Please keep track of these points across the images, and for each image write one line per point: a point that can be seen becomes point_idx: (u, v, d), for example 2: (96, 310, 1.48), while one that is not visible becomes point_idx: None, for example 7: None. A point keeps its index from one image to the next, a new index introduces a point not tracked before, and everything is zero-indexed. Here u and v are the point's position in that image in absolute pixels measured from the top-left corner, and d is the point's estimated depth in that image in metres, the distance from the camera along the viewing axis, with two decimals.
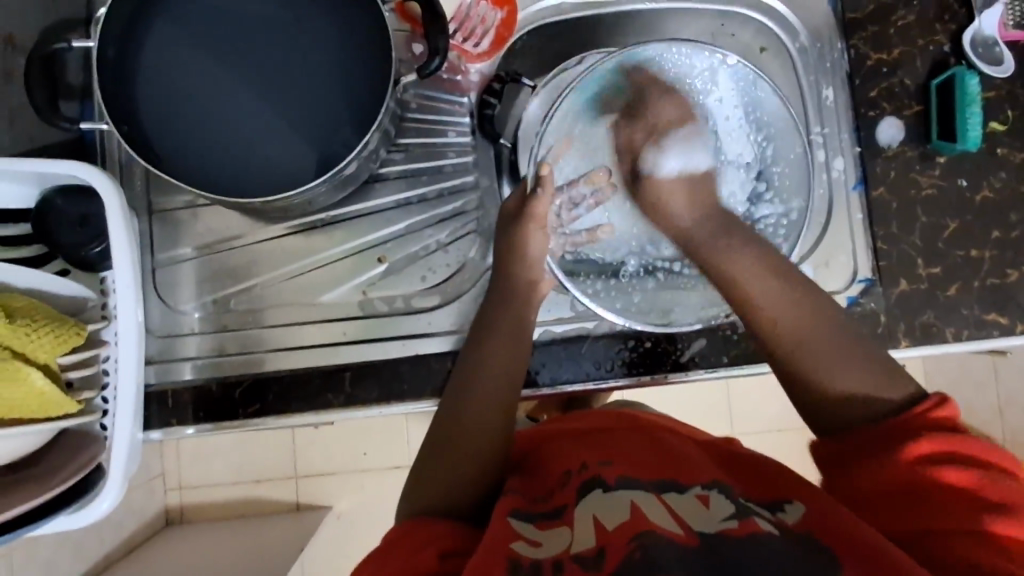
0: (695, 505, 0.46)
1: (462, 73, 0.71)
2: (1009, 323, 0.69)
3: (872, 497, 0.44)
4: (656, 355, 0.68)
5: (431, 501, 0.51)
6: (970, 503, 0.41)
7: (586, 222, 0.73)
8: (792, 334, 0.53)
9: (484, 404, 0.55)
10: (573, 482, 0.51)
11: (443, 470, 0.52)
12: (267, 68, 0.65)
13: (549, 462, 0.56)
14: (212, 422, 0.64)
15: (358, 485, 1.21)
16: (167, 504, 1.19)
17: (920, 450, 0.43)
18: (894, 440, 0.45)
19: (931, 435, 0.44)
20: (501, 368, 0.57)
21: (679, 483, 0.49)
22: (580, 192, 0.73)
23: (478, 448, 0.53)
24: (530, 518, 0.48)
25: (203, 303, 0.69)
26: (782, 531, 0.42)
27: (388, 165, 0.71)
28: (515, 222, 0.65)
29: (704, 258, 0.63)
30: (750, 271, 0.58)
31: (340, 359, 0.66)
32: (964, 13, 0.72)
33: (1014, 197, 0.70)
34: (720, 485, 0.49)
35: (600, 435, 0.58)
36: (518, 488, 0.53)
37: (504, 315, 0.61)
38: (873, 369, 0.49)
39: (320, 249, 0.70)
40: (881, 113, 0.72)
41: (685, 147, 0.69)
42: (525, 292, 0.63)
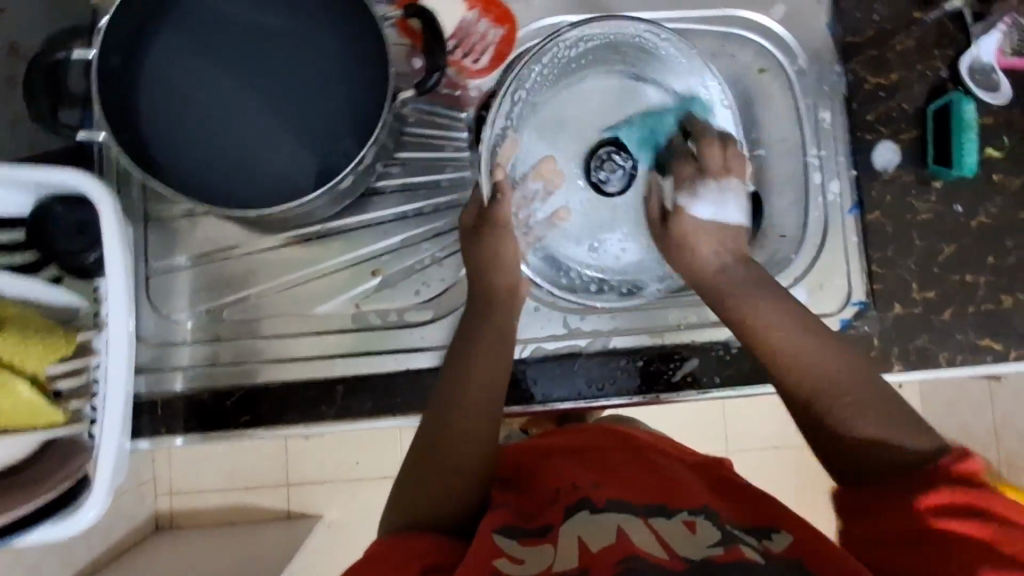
0: (680, 530, 0.45)
1: (461, 88, 0.72)
2: (1003, 349, 0.69)
3: (886, 537, 0.42)
4: (648, 375, 0.68)
5: (414, 519, 0.51)
6: (981, 554, 0.39)
7: (546, 209, 0.73)
8: (821, 383, 0.50)
9: (467, 419, 0.55)
10: (563, 500, 0.51)
11: (430, 488, 0.52)
12: (268, 80, 0.65)
13: (541, 477, 0.55)
14: (202, 433, 0.64)
15: (350, 494, 1.21)
16: (158, 509, 1.18)
17: (932, 500, 0.41)
18: (914, 484, 0.43)
19: (943, 483, 0.42)
20: (488, 388, 0.57)
21: (666, 508, 0.49)
22: (532, 188, 0.72)
23: (466, 463, 0.53)
24: (514, 534, 0.48)
25: (196, 313, 0.69)
26: (768, 560, 0.42)
27: (386, 179, 0.71)
28: (475, 236, 0.65)
29: (732, 314, 0.58)
30: (775, 327, 0.55)
31: (333, 372, 0.66)
32: (963, 39, 0.72)
33: (1010, 223, 0.71)
34: (708, 511, 0.48)
35: (592, 455, 0.57)
36: (507, 502, 0.53)
37: (494, 331, 0.61)
38: (884, 415, 0.47)
39: (316, 260, 0.70)
40: (877, 137, 0.72)
41: (714, 198, 0.65)
42: (503, 298, 0.63)
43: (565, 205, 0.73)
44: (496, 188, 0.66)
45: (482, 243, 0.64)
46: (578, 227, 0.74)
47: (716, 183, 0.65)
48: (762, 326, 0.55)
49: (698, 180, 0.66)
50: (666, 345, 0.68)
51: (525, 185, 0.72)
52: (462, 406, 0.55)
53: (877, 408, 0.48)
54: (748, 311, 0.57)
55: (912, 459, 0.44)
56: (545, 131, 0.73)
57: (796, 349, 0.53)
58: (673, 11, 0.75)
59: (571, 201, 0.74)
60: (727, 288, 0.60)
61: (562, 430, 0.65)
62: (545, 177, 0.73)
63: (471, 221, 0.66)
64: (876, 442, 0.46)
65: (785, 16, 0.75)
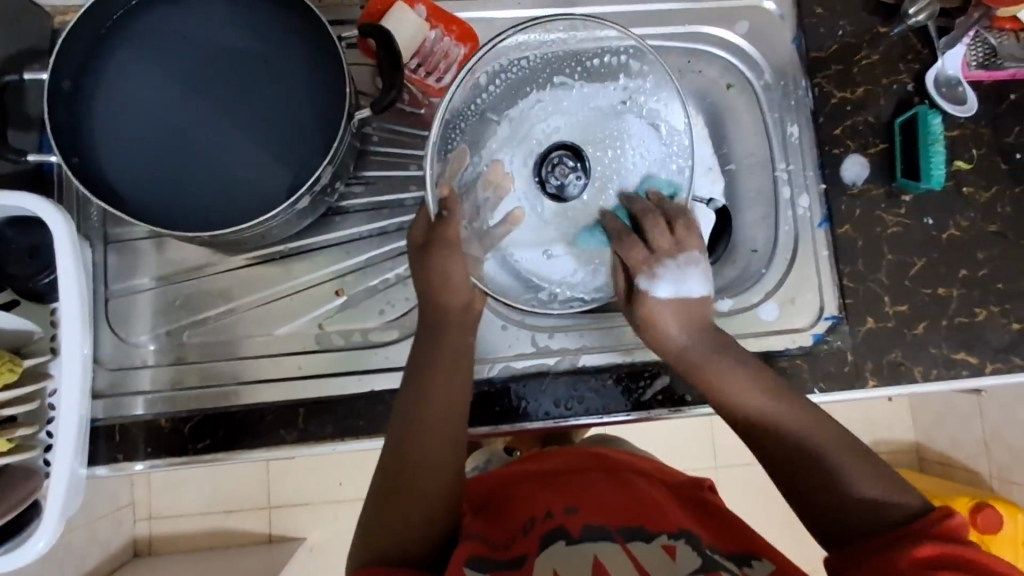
0: (660, 556, 0.50)
1: (425, 107, 0.70)
2: (978, 363, 0.68)
3: None
4: (617, 394, 0.67)
5: (380, 552, 0.51)
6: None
7: (497, 216, 0.66)
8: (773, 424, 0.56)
9: (432, 440, 0.55)
10: (537, 529, 0.54)
11: (396, 519, 0.52)
12: (227, 101, 0.65)
13: (517, 504, 0.58)
14: (160, 458, 0.63)
15: (332, 517, 1.26)
16: (137, 534, 1.23)
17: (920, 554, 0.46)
18: (898, 544, 0.48)
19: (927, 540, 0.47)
20: (445, 406, 0.56)
21: (644, 531, 0.53)
22: (481, 197, 0.65)
23: (433, 492, 0.53)
24: (490, 568, 0.51)
25: (157, 335, 0.68)
26: None
27: (350, 198, 0.70)
28: (424, 253, 0.59)
29: (699, 374, 0.60)
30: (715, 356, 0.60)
31: (295, 394, 0.64)
32: (927, 53, 0.73)
33: (981, 235, 0.70)
34: (686, 535, 0.53)
35: (562, 477, 0.61)
36: (477, 533, 0.55)
37: (446, 345, 0.59)
38: (878, 475, 0.52)
39: (278, 281, 0.69)
40: (845, 150, 0.71)
41: (674, 274, 0.61)
42: (458, 318, 0.60)
43: (518, 207, 0.67)
44: (442, 205, 0.60)
45: (425, 263, 0.59)
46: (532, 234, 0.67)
47: (675, 263, 0.61)
48: (735, 392, 0.58)
49: (656, 260, 0.61)
50: (635, 363, 0.67)
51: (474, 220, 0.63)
52: (422, 429, 0.55)
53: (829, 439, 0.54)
54: (704, 374, 0.60)
55: (904, 514, 0.50)
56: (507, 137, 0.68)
57: (749, 400, 0.58)
58: (640, 29, 0.75)
59: (524, 202, 0.67)
60: (700, 363, 0.60)
61: (536, 454, 0.67)
62: (493, 181, 0.66)
63: (417, 237, 0.61)
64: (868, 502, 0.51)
65: (748, 33, 0.75)
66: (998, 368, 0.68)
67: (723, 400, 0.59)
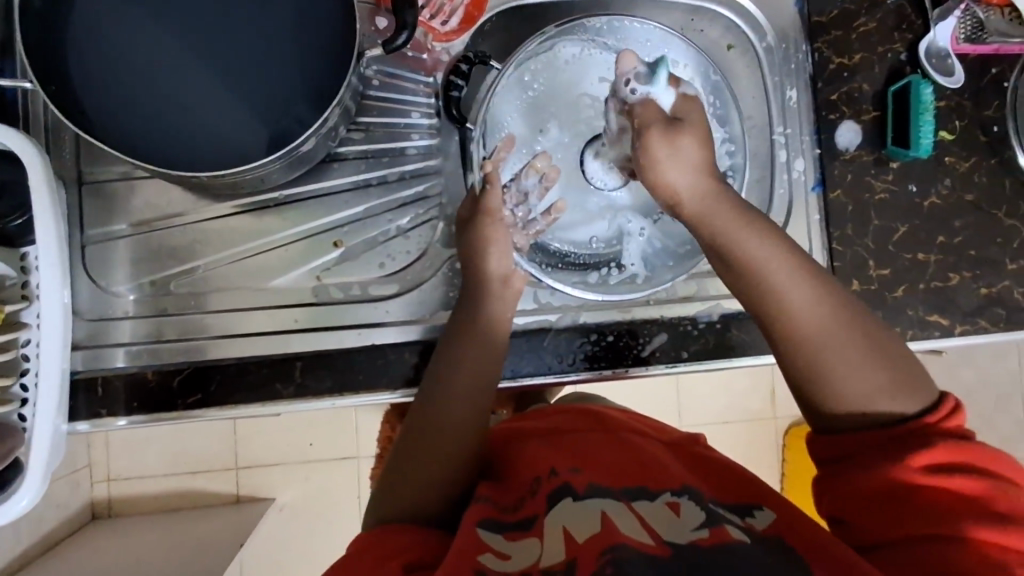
0: (665, 514, 0.49)
1: (428, 52, 0.67)
2: (949, 325, 0.72)
3: (869, 495, 0.47)
4: (616, 350, 0.67)
5: (396, 513, 0.54)
6: (968, 508, 0.45)
7: (543, 206, 0.69)
8: (816, 332, 0.52)
9: (458, 408, 0.57)
10: (542, 490, 0.54)
11: (415, 481, 0.55)
12: (215, 32, 0.60)
13: (521, 464, 0.59)
14: (146, 413, 0.60)
15: (303, 477, 1.24)
16: (94, 496, 1.20)
17: (932, 455, 0.46)
18: (906, 443, 0.48)
19: (940, 441, 0.47)
20: (475, 373, 0.59)
21: (649, 491, 0.53)
22: (525, 185, 0.67)
23: (453, 456, 0.56)
24: (498, 529, 0.51)
25: (139, 284, 0.64)
26: (752, 540, 0.47)
27: (348, 145, 0.66)
28: (472, 222, 0.63)
29: (723, 245, 0.56)
30: (765, 253, 0.54)
31: (290, 348, 0.62)
32: (920, 24, 0.74)
33: (958, 204, 0.74)
34: (690, 491, 0.53)
35: (565, 437, 0.61)
36: (487, 495, 0.56)
37: (475, 316, 0.61)
38: (893, 373, 0.51)
39: (269, 230, 0.65)
40: (840, 116, 0.73)
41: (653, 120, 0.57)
42: (493, 285, 0.62)
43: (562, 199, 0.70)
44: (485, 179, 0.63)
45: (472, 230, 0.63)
46: (573, 219, 0.71)
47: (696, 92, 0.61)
48: (762, 258, 0.54)
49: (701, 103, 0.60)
50: (635, 320, 0.68)
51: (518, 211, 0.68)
52: (450, 394, 0.58)
53: (862, 362, 0.51)
54: (732, 241, 0.55)
55: (893, 417, 0.49)
56: (538, 124, 0.71)
57: (795, 299, 0.53)
58: None
59: (566, 193, 0.71)
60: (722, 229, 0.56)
61: (523, 415, 0.68)
62: (538, 168, 0.66)
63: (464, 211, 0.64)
64: (877, 404, 0.50)
65: None
66: (967, 330, 0.72)
67: (750, 265, 0.55)
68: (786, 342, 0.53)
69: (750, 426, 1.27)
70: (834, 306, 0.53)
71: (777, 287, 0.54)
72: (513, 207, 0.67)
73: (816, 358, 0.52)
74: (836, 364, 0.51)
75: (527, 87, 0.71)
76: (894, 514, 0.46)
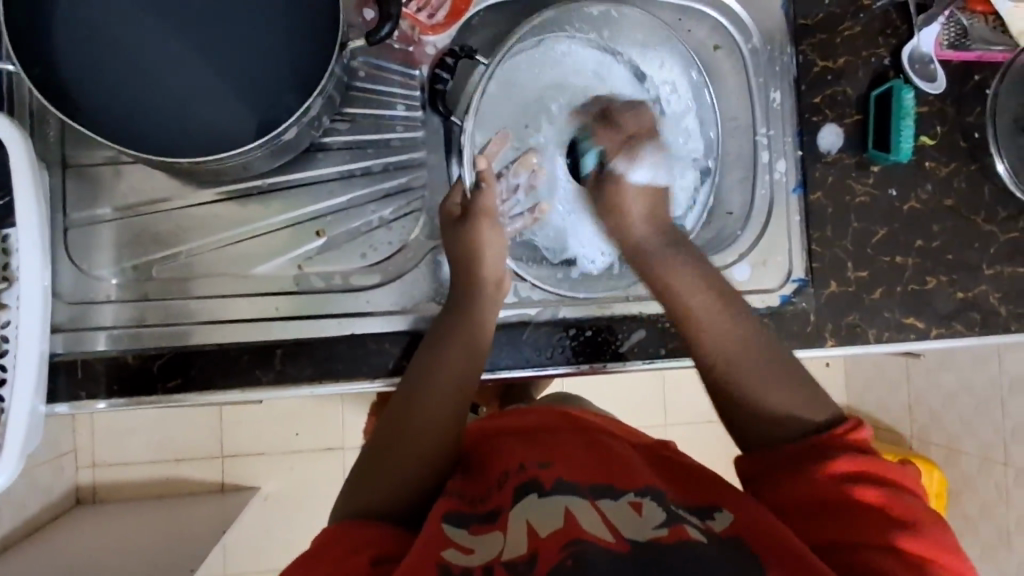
0: (628, 513, 0.50)
1: (415, 45, 0.68)
2: (925, 327, 0.73)
3: (797, 507, 0.49)
4: (596, 345, 0.68)
5: (364, 507, 0.53)
6: (885, 522, 0.46)
7: (525, 203, 0.74)
8: (727, 364, 0.59)
9: (431, 407, 0.59)
10: (510, 483, 0.55)
11: (386, 477, 0.55)
12: (200, 20, 0.60)
13: (490, 462, 0.59)
14: (127, 397, 0.60)
15: (289, 467, 1.25)
16: (79, 482, 1.20)
17: (837, 466, 0.49)
18: (816, 457, 0.51)
19: (843, 454, 0.50)
20: (453, 378, 0.60)
21: (614, 489, 0.53)
22: (514, 181, 0.73)
23: (425, 455, 0.57)
24: (462, 523, 0.52)
25: (122, 269, 0.64)
26: (709, 539, 0.47)
27: (333, 135, 0.67)
28: (456, 227, 0.65)
29: (654, 270, 0.67)
30: (691, 293, 0.63)
31: (271, 336, 0.63)
32: (905, 29, 0.75)
33: (937, 209, 0.75)
34: (654, 492, 0.53)
35: (540, 435, 0.61)
36: (456, 492, 0.56)
37: (456, 320, 0.62)
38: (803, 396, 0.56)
39: (254, 218, 0.66)
40: (823, 119, 0.74)
41: (643, 165, 0.72)
42: (473, 288, 0.64)
43: (546, 201, 0.74)
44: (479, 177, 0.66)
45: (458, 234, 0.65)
46: (559, 218, 0.75)
47: (649, 155, 0.73)
48: (677, 279, 0.65)
49: (630, 145, 0.73)
50: (615, 315, 0.68)
51: (507, 207, 0.73)
52: (425, 392, 0.59)
53: (783, 383, 0.57)
54: (658, 267, 0.67)
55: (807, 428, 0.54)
56: (524, 115, 0.74)
57: (711, 330, 0.61)
58: None
59: (552, 193, 0.75)
60: (656, 262, 0.67)
61: (502, 412, 0.69)
62: (529, 167, 0.73)
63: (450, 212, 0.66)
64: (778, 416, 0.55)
65: None
66: (943, 333, 0.73)
67: (671, 292, 0.64)
68: (710, 380, 0.60)
69: None
70: (755, 337, 0.60)
71: (697, 314, 0.62)
72: (502, 199, 0.72)
73: (727, 378, 0.59)
74: (749, 385, 0.57)
75: (516, 77, 0.73)
76: (820, 525, 0.47)
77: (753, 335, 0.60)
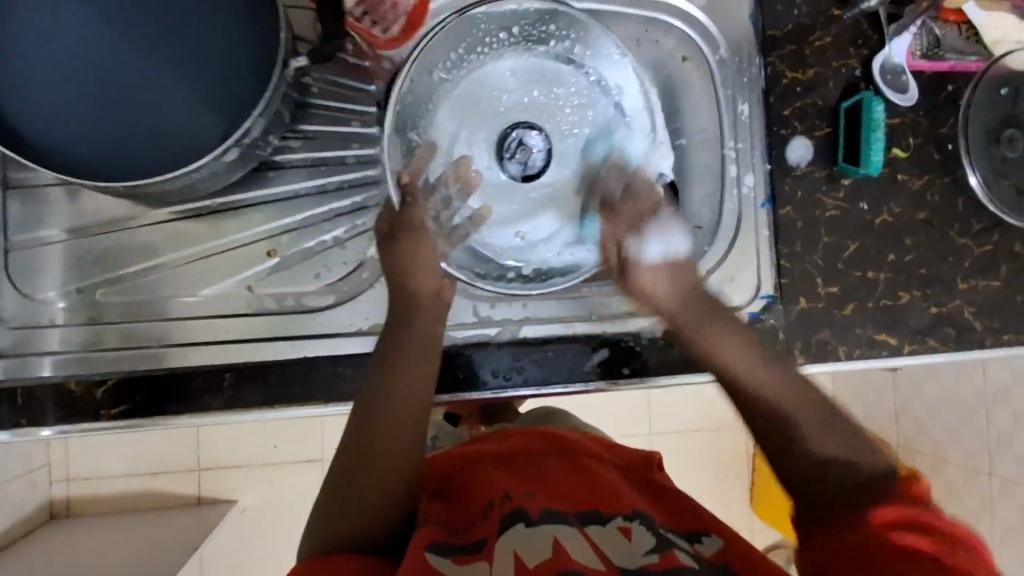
0: (616, 537, 0.50)
1: (370, 59, 0.66)
2: (897, 344, 0.72)
3: (836, 558, 0.44)
4: (557, 365, 0.67)
5: (336, 540, 0.50)
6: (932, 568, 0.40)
7: (466, 212, 0.68)
8: (767, 397, 0.55)
9: (394, 428, 0.55)
10: (495, 513, 0.53)
11: (357, 505, 0.52)
12: (145, 38, 0.59)
13: (472, 488, 0.57)
14: (69, 424, 0.58)
15: (268, 480, 1.23)
16: (53, 496, 1.19)
17: (887, 515, 0.44)
18: (863, 505, 0.46)
19: (894, 503, 0.45)
20: (412, 394, 0.57)
21: (599, 514, 0.52)
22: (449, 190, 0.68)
23: (393, 479, 0.53)
24: (447, 552, 0.49)
25: (67, 292, 0.63)
26: (700, 565, 0.47)
27: (286, 153, 0.65)
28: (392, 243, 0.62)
29: (692, 336, 0.62)
30: (737, 358, 0.59)
31: (222, 359, 0.62)
32: (877, 39, 0.73)
33: (910, 223, 0.73)
34: (640, 515, 0.53)
35: (521, 459, 0.59)
36: (435, 519, 0.54)
37: (412, 334, 0.60)
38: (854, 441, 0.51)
39: (205, 238, 0.64)
40: (792, 132, 0.72)
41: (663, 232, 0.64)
42: (432, 301, 0.62)
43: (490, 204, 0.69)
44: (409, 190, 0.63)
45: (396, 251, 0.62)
46: (509, 220, 0.69)
47: (660, 220, 0.65)
48: (719, 350, 0.60)
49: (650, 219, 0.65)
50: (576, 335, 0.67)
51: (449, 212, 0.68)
52: (387, 411, 0.56)
53: (824, 425, 0.52)
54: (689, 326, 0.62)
55: (864, 477, 0.48)
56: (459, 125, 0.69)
57: (740, 367, 0.58)
58: None
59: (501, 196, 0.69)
60: (698, 331, 0.62)
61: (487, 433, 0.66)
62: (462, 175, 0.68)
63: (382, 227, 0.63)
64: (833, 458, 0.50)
65: (706, 5, 0.73)
66: (916, 349, 0.72)
67: (701, 344, 0.61)
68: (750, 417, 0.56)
69: (717, 435, 1.26)
70: (791, 381, 0.56)
71: (723, 356, 0.59)
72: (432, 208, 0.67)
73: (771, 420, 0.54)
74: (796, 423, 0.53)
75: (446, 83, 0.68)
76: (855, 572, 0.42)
77: (792, 377, 0.57)
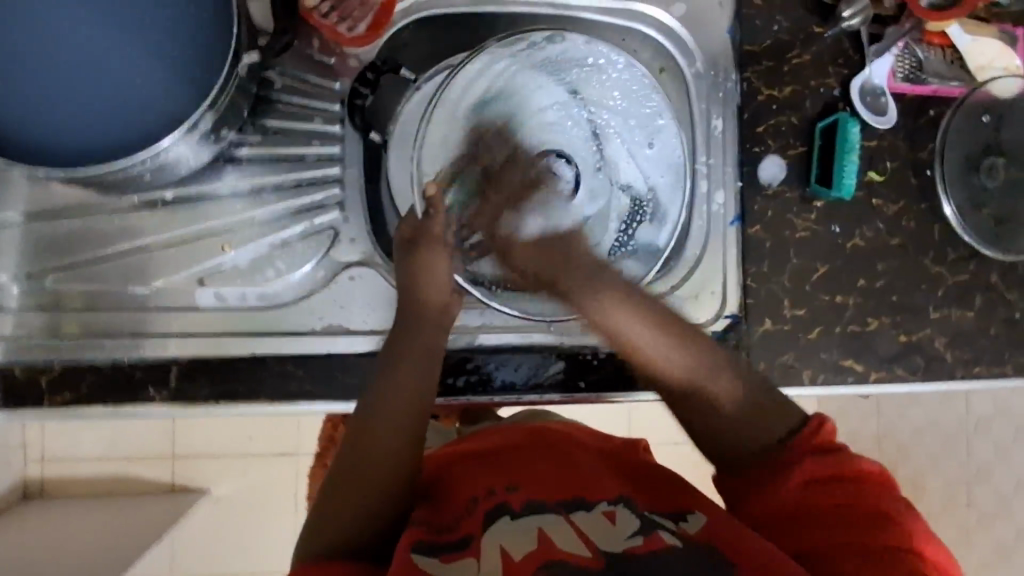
0: (601, 523, 0.46)
1: (336, 55, 0.67)
2: (864, 371, 0.70)
3: (779, 518, 0.46)
4: (511, 375, 0.66)
5: (321, 546, 0.47)
6: (866, 521, 0.43)
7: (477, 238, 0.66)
8: (686, 382, 0.55)
9: (381, 431, 0.53)
10: (479, 508, 0.50)
11: (344, 507, 0.50)
12: None
13: (455, 487, 0.54)
14: (13, 410, 0.59)
15: (241, 471, 1.23)
16: (27, 476, 1.19)
17: (815, 471, 0.46)
18: (786, 464, 0.48)
19: (818, 455, 0.47)
20: (404, 395, 0.55)
21: (585, 502, 0.49)
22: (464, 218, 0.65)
23: (382, 481, 0.51)
24: (434, 552, 0.46)
25: (19, 276, 0.62)
26: (684, 543, 0.44)
27: (245, 147, 0.65)
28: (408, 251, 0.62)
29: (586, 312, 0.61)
30: (633, 328, 0.58)
31: (167, 351, 0.61)
32: (858, 59, 0.72)
33: (883, 248, 0.72)
34: (625, 500, 0.50)
35: (503, 453, 0.57)
36: (424, 521, 0.50)
37: (410, 345, 0.59)
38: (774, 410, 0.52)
39: (159, 229, 0.64)
40: (765, 150, 0.71)
41: (543, 209, 0.65)
42: (437, 316, 0.61)
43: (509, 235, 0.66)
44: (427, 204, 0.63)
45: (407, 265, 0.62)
46: None
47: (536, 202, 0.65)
48: (625, 328, 0.58)
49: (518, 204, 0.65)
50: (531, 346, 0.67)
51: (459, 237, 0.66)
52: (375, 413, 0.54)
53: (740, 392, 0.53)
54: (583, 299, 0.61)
55: (779, 441, 0.49)
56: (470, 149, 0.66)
57: (654, 350, 0.57)
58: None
59: None
60: (589, 298, 0.61)
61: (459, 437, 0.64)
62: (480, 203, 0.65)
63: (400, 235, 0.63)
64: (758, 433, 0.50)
65: (684, 17, 0.72)
66: (882, 377, 0.70)
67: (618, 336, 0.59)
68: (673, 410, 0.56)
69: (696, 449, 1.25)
70: (705, 358, 0.55)
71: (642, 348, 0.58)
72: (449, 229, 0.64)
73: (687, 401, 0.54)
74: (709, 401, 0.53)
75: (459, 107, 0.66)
76: (805, 533, 0.44)
77: (708, 350, 0.56)
